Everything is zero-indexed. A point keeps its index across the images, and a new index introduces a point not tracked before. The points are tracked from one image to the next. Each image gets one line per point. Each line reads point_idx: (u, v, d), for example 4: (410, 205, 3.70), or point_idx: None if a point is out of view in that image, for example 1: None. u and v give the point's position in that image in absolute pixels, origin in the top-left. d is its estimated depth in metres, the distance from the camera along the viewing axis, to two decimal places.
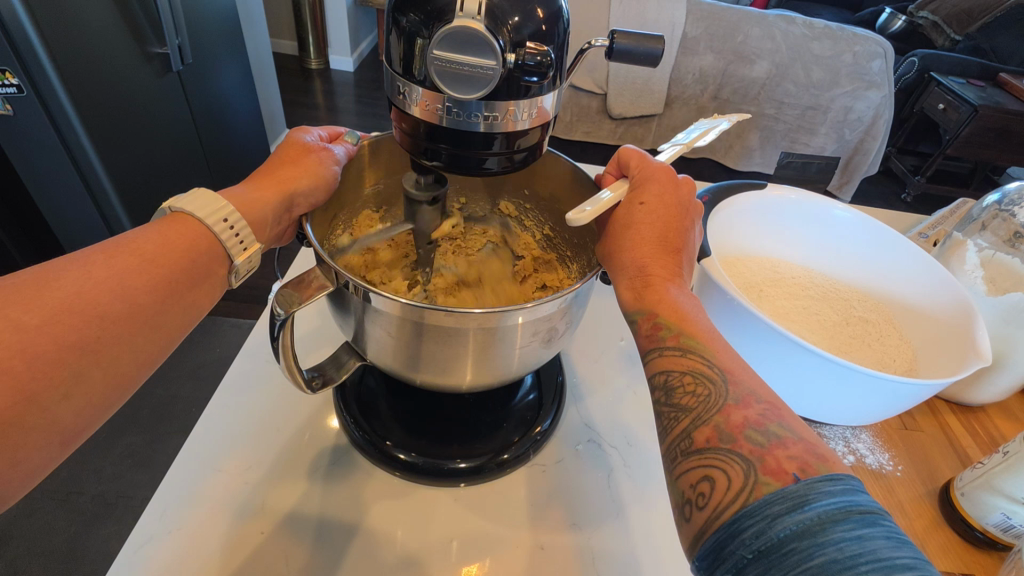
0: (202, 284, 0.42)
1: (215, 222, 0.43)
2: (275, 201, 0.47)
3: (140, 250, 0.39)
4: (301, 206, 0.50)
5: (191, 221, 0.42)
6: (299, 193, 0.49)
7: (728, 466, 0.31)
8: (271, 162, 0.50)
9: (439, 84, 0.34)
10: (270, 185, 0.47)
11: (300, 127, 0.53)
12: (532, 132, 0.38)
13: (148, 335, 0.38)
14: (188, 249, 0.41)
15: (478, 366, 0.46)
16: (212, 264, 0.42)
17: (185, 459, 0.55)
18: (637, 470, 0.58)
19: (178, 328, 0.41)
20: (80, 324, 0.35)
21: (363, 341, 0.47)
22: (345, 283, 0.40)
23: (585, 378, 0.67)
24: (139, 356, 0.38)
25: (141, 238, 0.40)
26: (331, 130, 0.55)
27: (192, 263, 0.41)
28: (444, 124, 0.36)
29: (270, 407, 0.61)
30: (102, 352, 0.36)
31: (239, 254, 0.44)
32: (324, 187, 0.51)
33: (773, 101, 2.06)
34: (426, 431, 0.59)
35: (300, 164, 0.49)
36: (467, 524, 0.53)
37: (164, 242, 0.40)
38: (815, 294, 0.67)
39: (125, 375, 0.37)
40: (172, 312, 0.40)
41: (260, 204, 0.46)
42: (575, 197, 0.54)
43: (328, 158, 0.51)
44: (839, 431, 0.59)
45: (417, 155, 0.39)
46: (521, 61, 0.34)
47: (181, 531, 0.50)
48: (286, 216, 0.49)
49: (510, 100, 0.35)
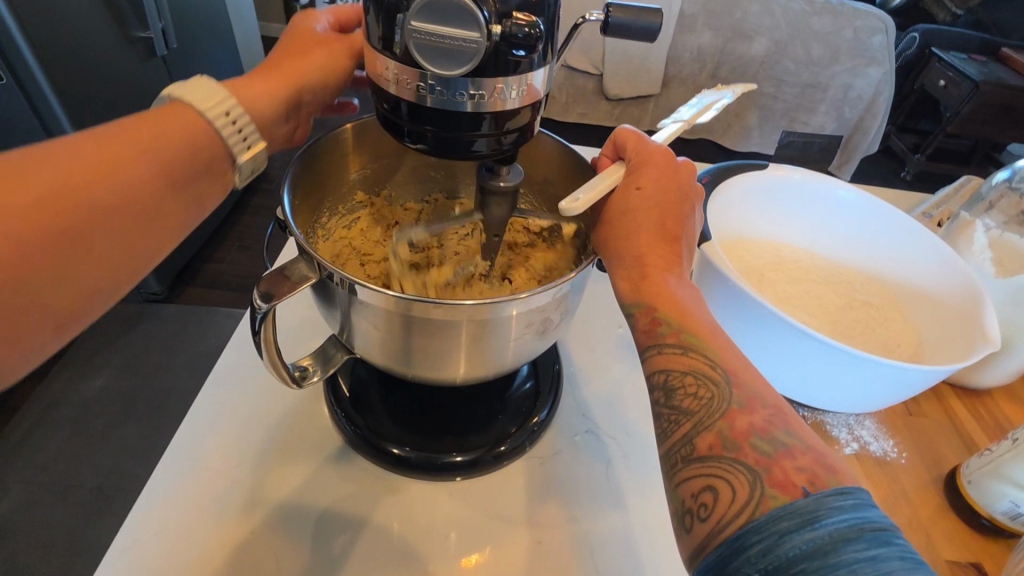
0: (199, 175, 0.39)
1: (217, 114, 0.40)
2: (283, 90, 0.47)
3: (132, 134, 0.36)
4: (307, 103, 0.50)
5: (188, 112, 0.39)
6: (307, 92, 0.49)
7: (734, 474, 0.30)
8: (281, 59, 0.49)
9: (420, 61, 0.32)
10: (279, 79, 0.47)
11: (307, 12, 0.52)
12: (522, 112, 0.35)
13: (141, 226, 0.36)
14: (180, 140, 0.38)
15: (471, 360, 0.44)
16: (213, 157, 0.40)
17: (171, 455, 0.54)
18: (635, 460, 0.56)
19: (174, 227, 0.39)
20: (64, 207, 0.32)
21: (351, 335, 0.45)
22: (328, 274, 0.38)
23: (582, 366, 0.65)
24: (126, 247, 0.35)
25: (131, 124, 0.37)
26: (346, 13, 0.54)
27: (183, 152, 0.38)
28: (427, 104, 0.33)
29: (260, 400, 0.59)
30: (91, 239, 0.33)
31: (243, 151, 0.42)
32: (332, 84, 0.51)
33: (773, 79, 2.02)
34: (419, 424, 0.57)
35: (316, 44, 0.50)
36: (462, 516, 0.52)
37: (156, 131, 0.37)
38: (817, 278, 0.65)
39: (113, 268, 0.35)
40: (168, 209, 0.38)
41: (265, 103, 0.45)
42: (573, 178, 0.52)
43: (337, 48, 0.51)
44: (842, 418, 0.57)
45: (400, 140, 0.37)
46: (509, 33, 0.31)
47: (167, 533, 0.48)
48: (295, 114, 0.50)
49: (498, 76, 0.33)
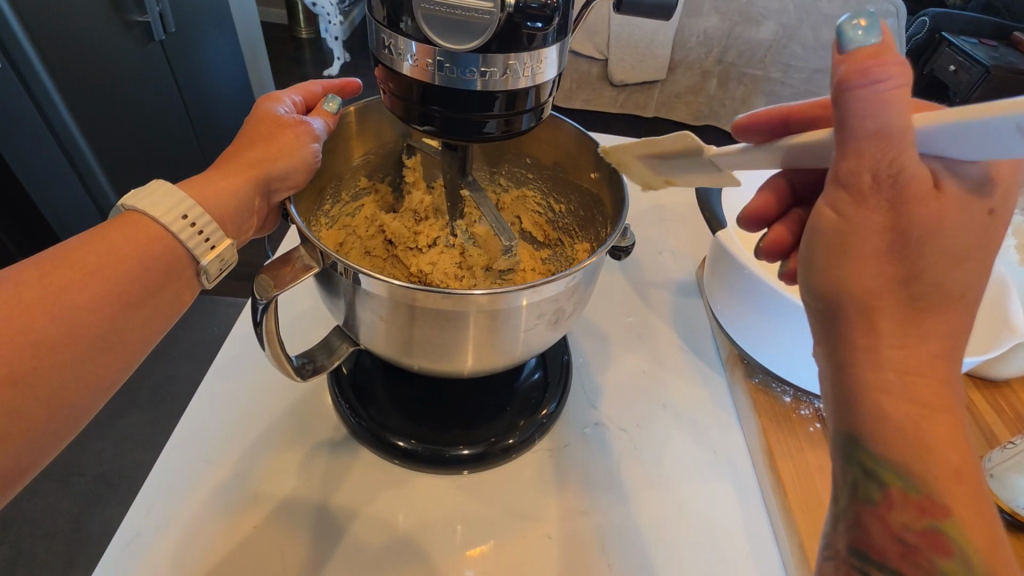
0: (163, 290, 0.35)
1: (174, 220, 0.35)
2: (245, 192, 0.39)
3: (81, 260, 0.32)
4: (280, 189, 0.42)
5: (142, 220, 0.35)
6: (274, 175, 0.40)
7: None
8: (239, 141, 0.41)
9: (429, 35, 0.30)
10: (237, 169, 0.39)
11: (269, 96, 0.44)
12: (535, 91, 0.34)
13: (99, 360, 0.32)
14: (139, 254, 0.34)
15: (480, 351, 0.43)
16: (172, 271, 0.35)
17: (174, 449, 0.52)
18: (647, 453, 0.55)
19: (140, 340, 0.34)
20: (9, 354, 0.28)
21: (356, 326, 0.44)
22: (333, 264, 0.37)
23: (591, 356, 0.63)
24: (87, 379, 0.31)
25: (78, 244, 0.33)
26: (304, 91, 0.46)
27: (144, 271, 0.34)
28: (435, 83, 0.32)
29: (263, 392, 0.58)
30: (43, 383, 0.29)
31: (206, 254, 0.36)
32: (305, 171, 0.43)
33: (781, 64, 1.98)
34: (426, 416, 0.56)
35: (282, 153, 0.41)
36: (471, 511, 0.51)
37: (109, 248, 0.33)
38: None
39: (75, 396, 0.31)
40: (131, 328, 0.33)
41: (224, 194, 0.38)
42: (586, 164, 0.50)
43: (306, 132, 0.42)
44: None
45: (407, 121, 0.35)
46: (523, 4, 0.29)
47: (170, 529, 0.47)
48: (265, 205, 0.41)
49: (510, 52, 0.31)
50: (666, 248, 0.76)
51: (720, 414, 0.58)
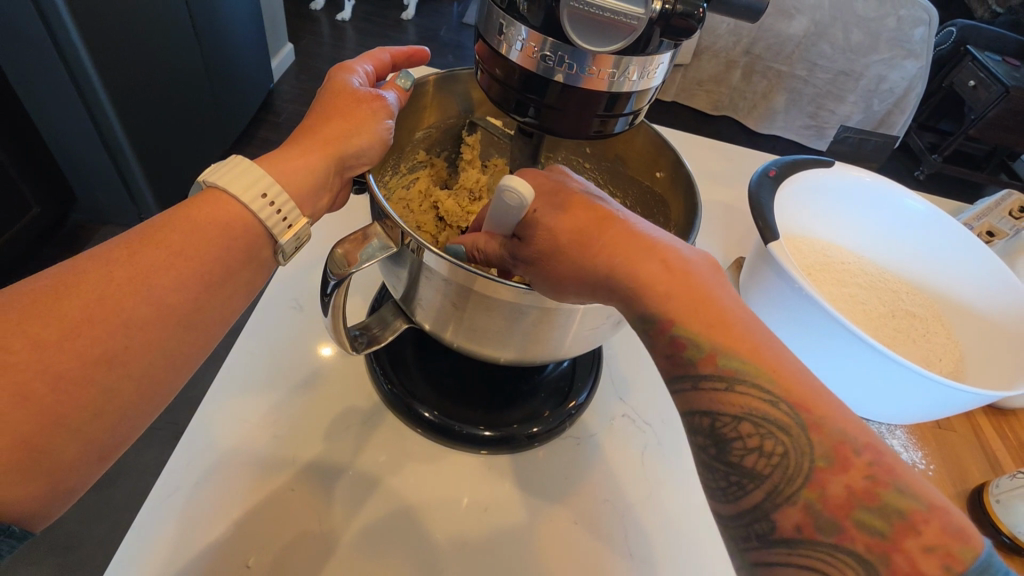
0: (241, 272, 0.34)
1: (253, 198, 0.34)
2: (320, 169, 0.38)
3: (167, 240, 0.32)
4: (352, 167, 0.40)
5: (223, 198, 0.34)
6: (348, 153, 0.39)
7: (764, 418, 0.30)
8: (313, 114, 0.40)
9: (568, 33, 0.29)
10: (313, 144, 0.38)
11: (342, 64, 0.41)
12: (638, 95, 0.33)
13: (184, 340, 0.32)
14: (220, 233, 0.33)
15: (533, 344, 0.43)
16: (252, 251, 0.34)
17: (210, 406, 0.52)
18: (670, 450, 0.57)
19: (219, 321, 0.34)
20: (103, 335, 0.28)
21: (414, 305, 0.44)
22: (409, 244, 0.36)
23: (620, 349, 0.64)
24: (175, 358, 0.31)
25: (163, 224, 0.32)
26: (374, 59, 0.43)
27: (226, 252, 0.33)
28: (543, 75, 0.31)
29: (297, 355, 0.58)
30: (132, 363, 0.29)
31: (283, 233, 0.35)
32: (379, 148, 0.41)
33: (807, 62, 1.95)
34: (458, 394, 0.57)
35: (357, 129, 0.39)
36: (500, 491, 0.52)
37: (193, 228, 0.32)
38: (864, 283, 0.64)
39: (160, 376, 0.31)
40: (212, 308, 0.33)
41: (302, 171, 0.37)
42: (650, 163, 0.49)
43: (382, 109, 0.40)
44: (874, 426, 0.58)
45: (502, 106, 0.34)
46: (668, 12, 0.29)
47: (209, 485, 0.48)
48: (338, 182, 0.40)
49: (633, 56, 0.30)
50: (697, 246, 0.76)
51: None
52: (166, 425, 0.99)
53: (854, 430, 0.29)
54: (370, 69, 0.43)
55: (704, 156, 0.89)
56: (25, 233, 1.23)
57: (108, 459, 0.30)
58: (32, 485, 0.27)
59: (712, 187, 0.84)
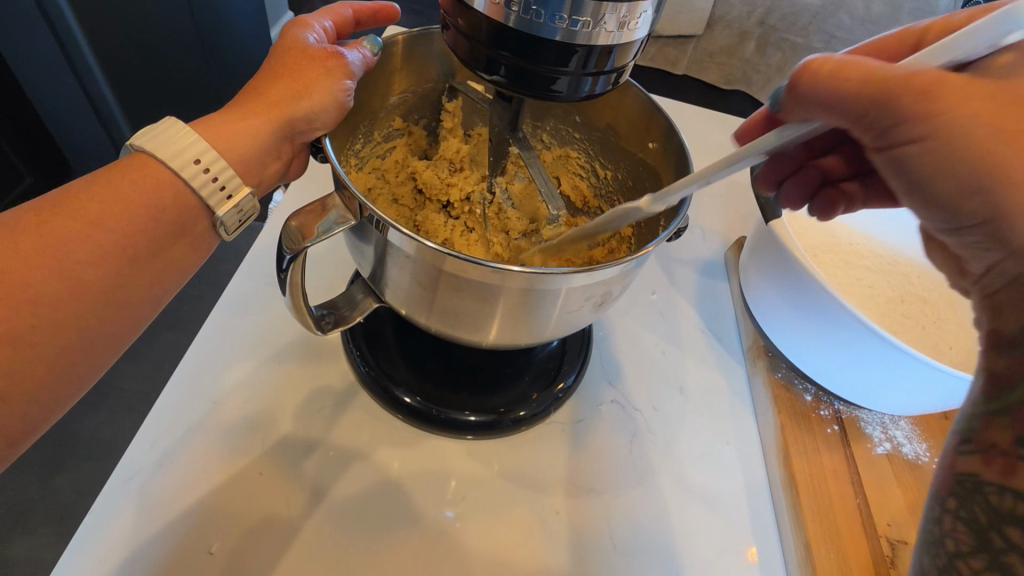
0: (171, 246, 0.32)
1: (186, 163, 0.31)
2: (266, 133, 0.35)
3: (83, 207, 0.29)
4: (305, 134, 0.37)
5: (150, 163, 0.31)
6: (299, 118, 0.36)
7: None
8: (262, 74, 0.36)
9: None
10: (259, 108, 0.35)
11: (298, 19, 0.38)
12: (619, 50, 0.29)
13: (105, 316, 0.29)
14: (146, 201, 0.30)
15: (511, 326, 0.40)
16: (188, 220, 0.32)
17: (176, 384, 0.50)
18: (660, 438, 0.54)
19: (148, 299, 0.31)
20: (7, 310, 0.26)
21: (383, 283, 0.41)
22: (370, 218, 0.33)
23: (613, 330, 0.61)
24: (94, 338, 0.29)
25: (80, 189, 0.29)
26: (333, 15, 0.40)
27: (154, 222, 0.30)
28: (513, 26, 0.28)
29: (271, 332, 0.55)
30: (42, 342, 0.27)
31: (221, 204, 0.32)
32: (336, 113, 0.37)
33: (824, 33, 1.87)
34: (437, 376, 0.54)
35: (308, 91, 0.36)
36: (477, 477, 0.50)
37: (114, 195, 0.30)
38: (872, 266, 0.61)
39: (74, 358, 0.29)
40: (137, 284, 0.30)
41: (245, 135, 0.34)
42: (641, 132, 0.45)
43: (338, 70, 0.37)
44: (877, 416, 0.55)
45: (470, 65, 0.31)
46: None
47: (171, 467, 0.46)
48: (288, 149, 0.37)
49: (607, 1, 0.27)
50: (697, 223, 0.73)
51: (738, 403, 0.57)
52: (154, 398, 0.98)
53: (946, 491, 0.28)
54: (328, 26, 0.39)
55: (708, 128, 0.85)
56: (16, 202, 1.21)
57: (20, 444, 0.28)
58: None
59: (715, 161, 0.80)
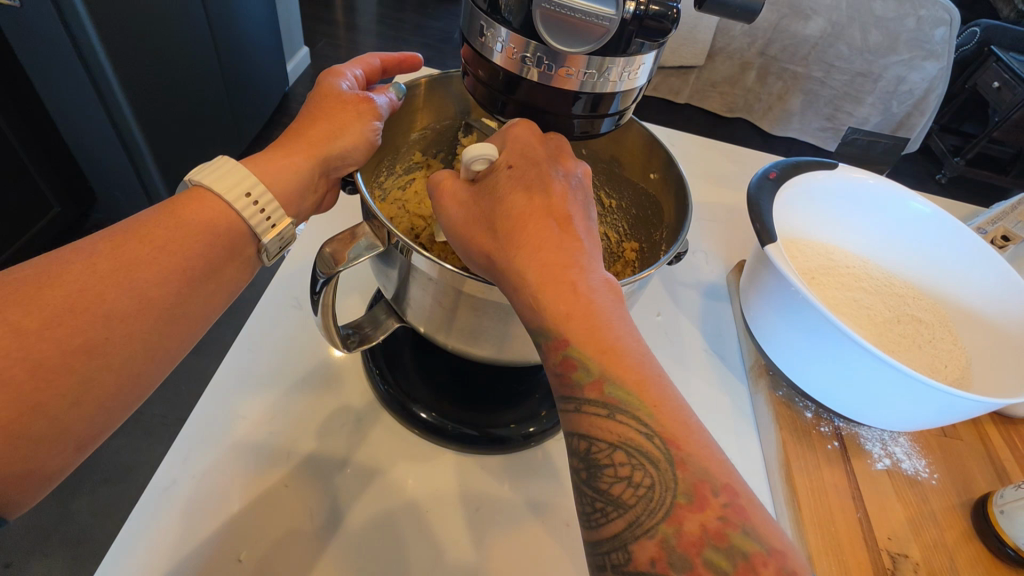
0: (224, 269, 0.35)
1: (237, 196, 0.35)
2: (304, 171, 0.38)
3: (152, 235, 0.32)
4: (337, 169, 0.41)
5: (208, 197, 0.35)
6: (333, 156, 0.40)
7: (616, 433, 0.30)
8: (301, 117, 0.40)
9: (537, 32, 0.29)
10: (298, 147, 0.38)
11: (331, 68, 0.42)
12: (621, 95, 0.33)
13: (164, 333, 0.32)
14: (203, 229, 0.34)
15: (523, 343, 0.43)
16: (237, 247, 0.35)
17: (209, 401, 0.53)
18: None
19: (201, 318, 0.35)
20: (84, 324, 0.29)
21: (405, 304, 0.44)
22: (396, 244, 0.37)
23: None
24: (156, 351, 0.32)
25: (149, 219, 0.33)
26: (363, 63, 0.44)
27: (210, 249, 0.34)
28: (524, 76, 0.31)
29: (295, 352, 0.59)
30: (112, 354, 0.30)
31: (267, 232, 0.36)
32: (364, 149, 0.42)
33: (823, 63, 1.92)
34: (452, 393, 0.57)
35: (342, 131, 0.40)
36: (491, 490, 0.52)
37: (178, 225, 0.33)
38: (869, 288, 0.63)
39: (139, 369, 0.32)
40: (194, 303, 0.34)
41: (287, 171, 0.37)
42: (644, 165, 0.49)
43: (368, 113, 0.41)
44: (876, 433, 0.57)
45: (487, 106, 0.35)
46: (639, 14, 0.29)
47: (205, 479, 0.49)
48: (323, 183, 0.41)
49: (608, 56, 0.30)
50: (698, 248, 0.76)
51: (742, 422, 0.59)
52: (174, 419, 1.01)
53: (716, 470, 0.30)
54: (358, 74, 0.43)
55: (707, 158, 0.88)
56: (47, 231, 1.27)
57: (87, 448, 0.31)
58: (9, 468, 0.27)
59: (715, 189, 0.84)
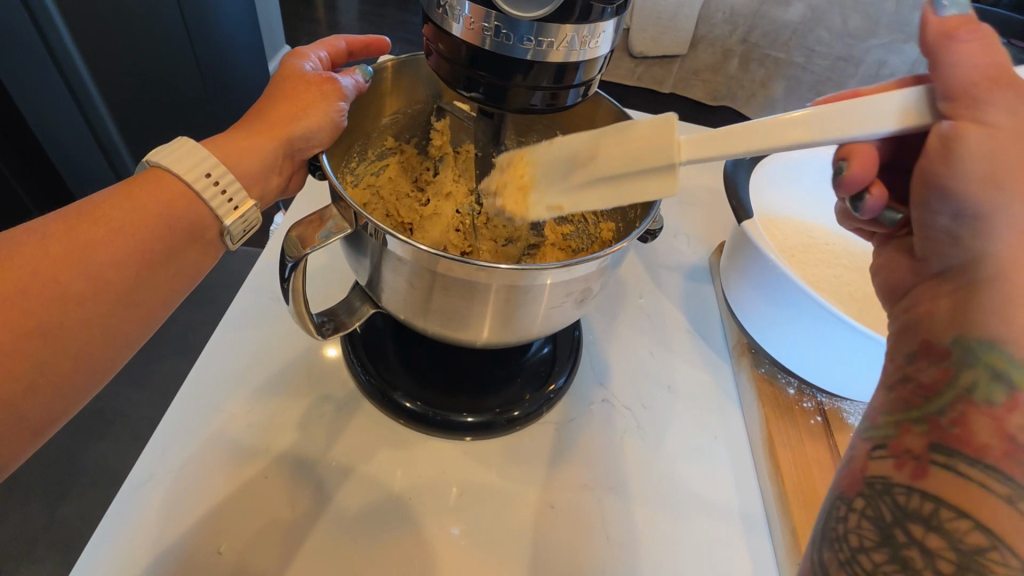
0: (184, 252, 0.34)
1: (197, 177, 0.34)
2: (267, 152, 0.38)
3: (107, 216, 0.32)
4: (303, 150, 0.40)
5: (165, 178, 0.34)
6: (298, 137, 0.39)
7: (1011, 526, 0.26)
8: (264, 98, 0.40)
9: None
10: (261, 128, 0.38)
11: (295, 50, 0.41)
12: (585, 65, 0.33)
13: (122, 318, 0.32)
14: (161, 211, 0.33)
15: (499, 325, 0.43)
16: (198, 230, 0.35)
17: (187, 394, 0.53)
18: (649, 435, 0.56)
19: (161, 302, 0.34)
20: (37, 309, 0.29)
21: (379, 289, 0.44)
22: (364, 226, 0.36)
23: (601, 334, 0.64)
24: (113, 336, 0.32)
25: (103, 200, 0.32)
26: (328, 46, 0.43)
27: (170, 231, 0.33)
28: (486, 48, 0.31)
29: (275, 345, 0.58)
30: (67, 339, 0.30)
31: (229, 214, 0.36)
32: (330, 131, 0.41)
33: (804, 48, 1.92)
34: (434, 380, 0.57)
35: (306, 112, 0.39)
36: (474, 476, 0.52)
37: (133, 205, 0.33)
38: (849, 264, 0.64)
39: (96, 355, 0.31)
40: (154, 287, 0.33)
41: (249, 152, 0.37)
42: None
43: (333, 93, 0.40)
44: (858, 407, 0.57)
45: (452, 85, 0.34)
46: None
47: (182, 472, 0.48)
48: (288, 164, 0.40)
49: (568, 23, 0.30)
50: (681, 231, 0.76)
51: (724, 400, 0.59)
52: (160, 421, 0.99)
53: None
54: (323, 56, 0.42)
55: None
56: None
57: (41, 435, 0.31)
58: None
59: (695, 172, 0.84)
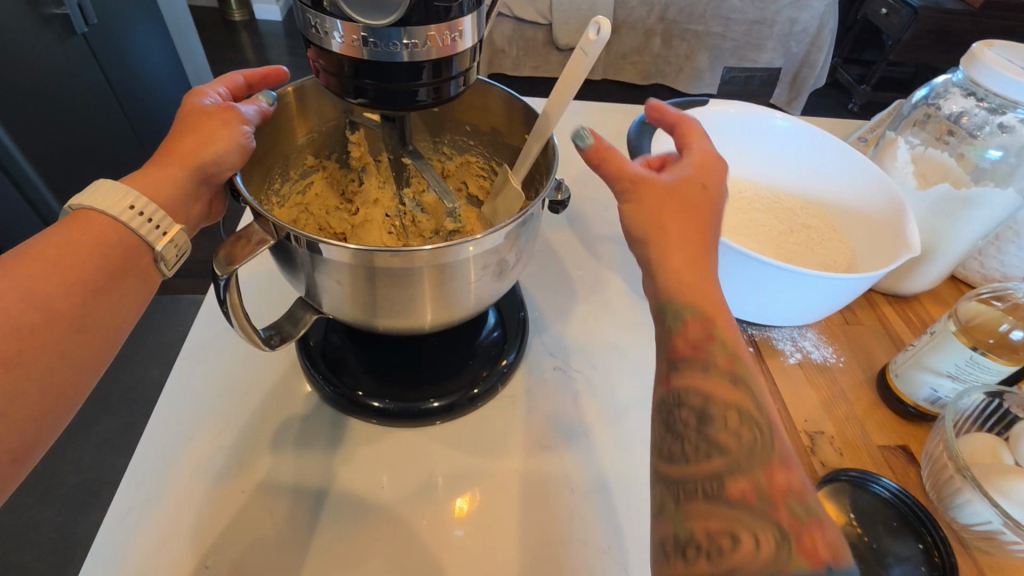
0: (123, 277, 0.38)
1: (122, 210, 0.38)
2: (182, 180, 0.41)
3: (42, 253, 0.35)
4: (219, 176, 0.43)
5: (93, 215, 0.37)
6: (210, 164, 0.42)
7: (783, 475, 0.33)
8: (173, 132, 0.42)
9: (355, 15, 0.32)
10: (173, 159, 0.41)
11: (197, 88, 0.45)
12: (458, 56, 0.37)
13: (76, 343, 0.35)
14: (95, 244, 0.37)
15: (436, 307, 0.46)
16: (131, 256, 0.38)
17: (156, 430, 0.55)
18: (601, 391, 0.60)
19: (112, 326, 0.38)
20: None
21: (318, 294, 0.47)
22: (286, 235, 0.40)
23: (546, 309, 0.67)
24: (72, 361, 0.35)
25: (39, 241, 0.36)
26: (228, 81, 0.47)
27: (106, 262, 0.37)
28: (364, 57, 0.35)
29: (236, 371, 0.60)
30: (29, 365, 0.33)
31: (159, 240, 0.39)
32: (241, 154, 0.44)
33: (720, 18, 2.00)
34: (393, 377, 0.59)
35: (213, 139, 0.42)
36: (444, 457, 0.55)
37: (67, 243, 0.36)
38: (762, 207, 0.68)
39: (60, 382, 0.34)
40: (102, 310, 0.37)
41: (166, 184, 0.40)
42: (519, 127, 0.52)
43: (235, 119, 0.43)
44: (787, 332, 0.62)
45: (344, 95, 0.38)
46: None
47: (162, 501, 0.50)
48: (206, 190, 0.43)
49: (429, 24, 0.34)
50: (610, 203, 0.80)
51: None
52: None
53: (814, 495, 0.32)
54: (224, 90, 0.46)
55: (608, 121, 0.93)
56: None
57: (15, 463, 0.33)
58: None
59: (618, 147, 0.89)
